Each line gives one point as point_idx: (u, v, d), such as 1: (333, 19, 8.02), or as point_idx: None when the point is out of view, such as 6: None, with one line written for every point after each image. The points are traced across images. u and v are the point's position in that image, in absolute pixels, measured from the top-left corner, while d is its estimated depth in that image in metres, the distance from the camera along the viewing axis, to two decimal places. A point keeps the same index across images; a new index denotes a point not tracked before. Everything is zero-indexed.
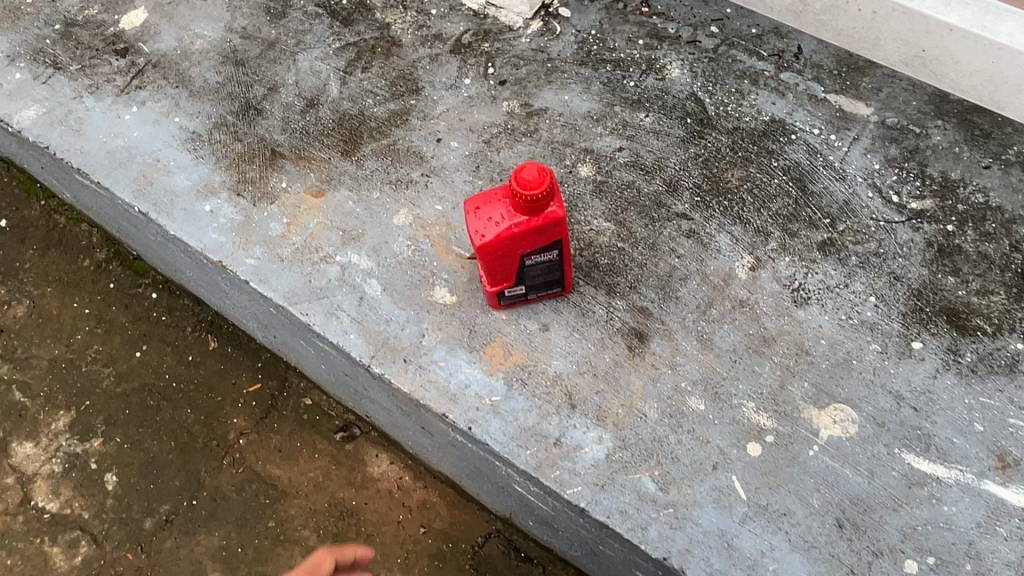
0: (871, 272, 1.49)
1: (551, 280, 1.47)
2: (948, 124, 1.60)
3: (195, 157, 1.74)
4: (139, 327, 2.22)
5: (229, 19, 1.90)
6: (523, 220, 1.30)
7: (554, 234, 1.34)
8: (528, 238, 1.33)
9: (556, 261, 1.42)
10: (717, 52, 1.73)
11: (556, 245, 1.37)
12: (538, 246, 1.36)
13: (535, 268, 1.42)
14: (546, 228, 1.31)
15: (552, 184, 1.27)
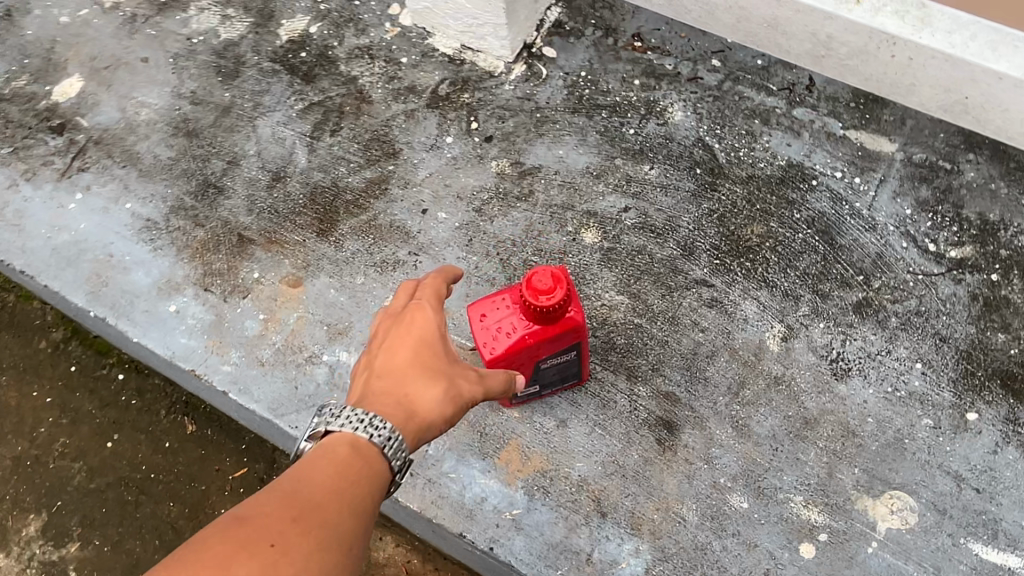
0: (914, 335, 1.36)
1: (567, 377, 1.32)
2: (981, 157, 1.46)
3: (153, 249, 1.55)
4: (107, 413, 1.92)
5: (175, 82, 1.70)
6: (538, 329, 1.15)
7: (572, 337, 1.19)
8: (543, 346, 1.18)
9: (573, 359, 1.28)
10: (721, 89, 1.57)
11: (574, 346, 1.23)
12: (554, 351, 1.21)
13: (551, 370, 1.27)
14: (564, 333, 1.17)
15: (569, 289, 1.12)
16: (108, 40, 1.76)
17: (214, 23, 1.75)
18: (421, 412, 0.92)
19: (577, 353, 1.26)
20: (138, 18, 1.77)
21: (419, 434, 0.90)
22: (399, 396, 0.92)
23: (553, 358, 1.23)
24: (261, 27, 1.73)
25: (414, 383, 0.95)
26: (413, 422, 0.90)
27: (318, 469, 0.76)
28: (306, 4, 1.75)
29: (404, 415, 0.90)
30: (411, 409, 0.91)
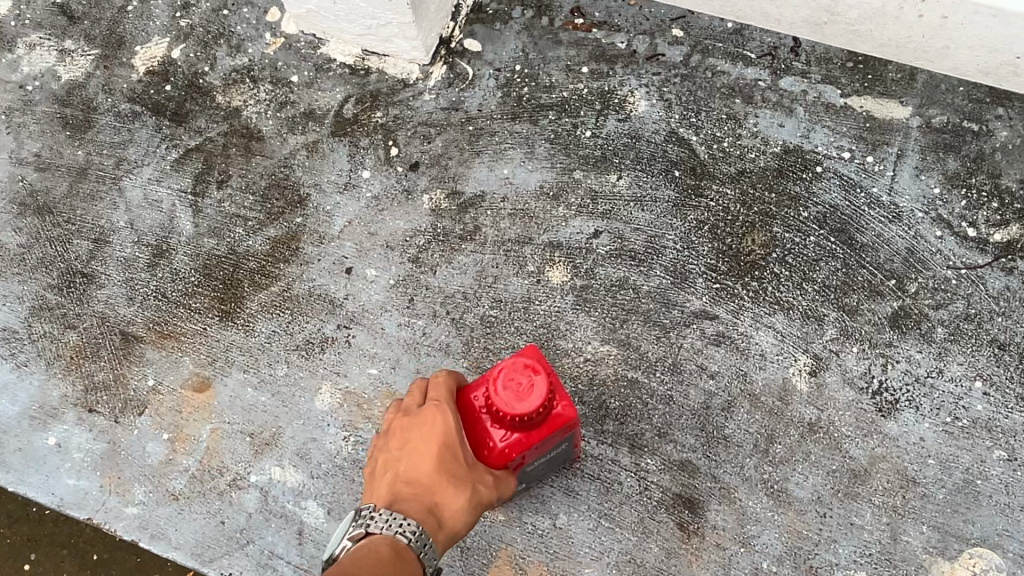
0: (968, 346, 1.12)
1: (557, 462, 1.03)
2: (1013, 110, 1.20)
3: (18, 367, 1.23)
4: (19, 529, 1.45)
5: (14, 145, 1.35)
6: (518, 442, 0.84)
7: (563, 435, 0.88)
8: (526, 458, 0.88)
9: (565, 447, 0.98)
10: (688, 66, 1.27)
11: (564, 441, 0.93)
12: (541, 453, 0.91)
13: (537, 466, 0.98)
14: (552, 437, 0.86)
15: (552, 390, 0.81)
16: None
17: (51, 61, 1.39)
18: (443, 522, 0.89)
19: (570, 440, 0.96)
20: None
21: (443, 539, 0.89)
22: (423, 509, 0.88)
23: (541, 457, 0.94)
24: (110, 58, 1.38)
25: (440, 493, 0.88)
26: (438, 536, 0.88)
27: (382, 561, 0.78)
28: (162, 20, 1.40)
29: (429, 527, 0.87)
30: (433, 521, 0.88)
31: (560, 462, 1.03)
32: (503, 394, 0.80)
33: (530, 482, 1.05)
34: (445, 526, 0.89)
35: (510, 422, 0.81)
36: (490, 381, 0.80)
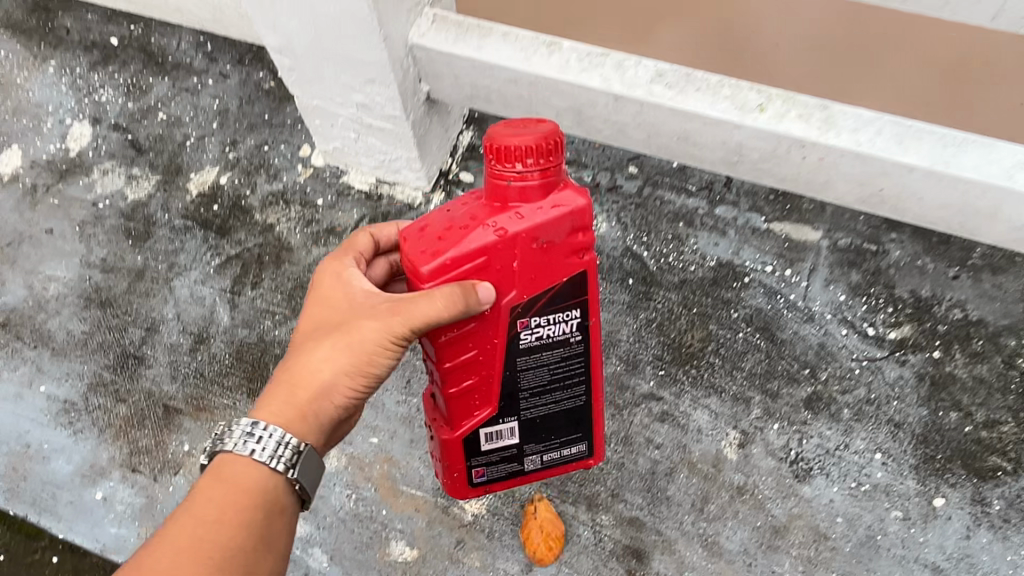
0: (869, 424, 1.34)
1: (572, 397, 0.98)
2: (905, 236, 1.47)
3: (74, 433, 1.46)
4: None
5: (84, 251, 1.63)
6: (520, 216, 0.81)
7: (574, 246, 0.84)
8: (528, 245, 0.82)
9: (579, 355, 0.94)
10: (642, 196, 1.56)
11: (577, 272, 0.86)
12: (549, 271, 0.85)
13: (546, 365, 0.93)
14: (560, 225, 0.82)
15: (559, 147, 0.81)
16: (10, 214, 1.70)
17: (120, 184, 1.70)
18: (302, 394, 0.86)
19: (586, 345, 0.93)
20: (40, 188, 1.71)
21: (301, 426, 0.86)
22: (292, 366, 0.87)
23: (543, 332, 0.90)
24: (169, 183, 1.69)
25: (304, 345, 0.88)
26: (297, 407, 0.86)
27: (226, 477, 0.80)
28: (214, 154, 1.71)
29: (282, 406, 0.85)
30: (292, 384, 0.86)
31: (575, 394, 0.98)
32: (506, 138, 0.80)
33: (534, 433, 0.99)
34: (304, 395, 0.86)
35: (509, 171, 0.80)
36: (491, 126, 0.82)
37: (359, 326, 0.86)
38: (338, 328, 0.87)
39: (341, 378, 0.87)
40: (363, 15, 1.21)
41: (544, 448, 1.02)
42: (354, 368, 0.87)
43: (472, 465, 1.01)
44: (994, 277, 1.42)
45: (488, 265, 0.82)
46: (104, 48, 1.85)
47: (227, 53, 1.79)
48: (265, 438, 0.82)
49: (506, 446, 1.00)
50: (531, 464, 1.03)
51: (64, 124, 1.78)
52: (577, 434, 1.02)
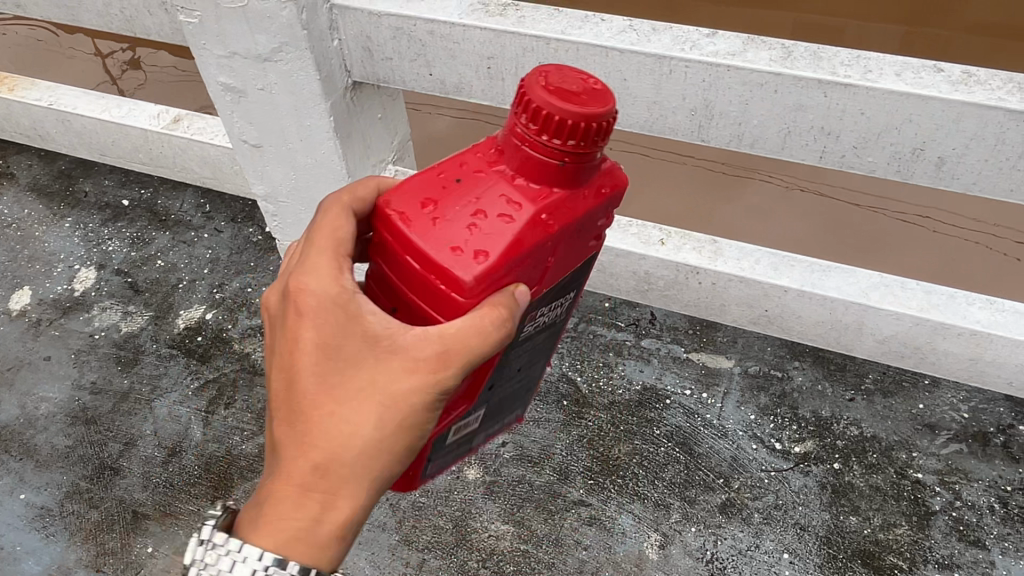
0: (777, 527, 1.46)
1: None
2: (806, 363, 1.69)
3: (45, 537, 1.56)
4: None
5: (76, 375, 1.81)
6: (565, 206, 0.79)
7: (598, 232, 0.87)
8: (573, 232, 0.82)
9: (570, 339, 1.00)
10: (577, 330, 1.78)
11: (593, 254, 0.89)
12: (576, 258, 0.86)
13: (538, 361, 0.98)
14: (599, 211, 0.83)
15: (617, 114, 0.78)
16: (13, 343, 1.88)
17: (116, 319, 1.90)
18: (328, 502, 0.80)
19: (566, 317, 0.98)
20: (43, 321, 1.91)
21: (329, 550, 0.82)
22: (307, 458, 0.80)
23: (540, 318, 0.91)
24: (160, 318, 1.90)
25: (320, 429, 0.80)
26: (333, 489, 0.80)
27: None
28: (202, 295, 1.94)
29: (294, 519, 0.80)
30: (314, 490, 0.80)
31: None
32: (566, 100, 0.74)
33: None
34: (335, 503, 0.81)
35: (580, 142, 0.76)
36: (529, 73, 0.77)
37: (391, 390, 0.79)
38: (361, 400, 0.80)
39: (380, 461, 0.81)
40: (334, 164, 1.49)
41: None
42: (390, 439, 0.80)
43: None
44: (885, 399, 1.62)
45: (531, 265, 0.79)
46: (116, 208, 2.16)
47: (223, 212, 2.13)
48: (236, 568, 0.80)
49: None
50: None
51: (72, 268, 2.02)
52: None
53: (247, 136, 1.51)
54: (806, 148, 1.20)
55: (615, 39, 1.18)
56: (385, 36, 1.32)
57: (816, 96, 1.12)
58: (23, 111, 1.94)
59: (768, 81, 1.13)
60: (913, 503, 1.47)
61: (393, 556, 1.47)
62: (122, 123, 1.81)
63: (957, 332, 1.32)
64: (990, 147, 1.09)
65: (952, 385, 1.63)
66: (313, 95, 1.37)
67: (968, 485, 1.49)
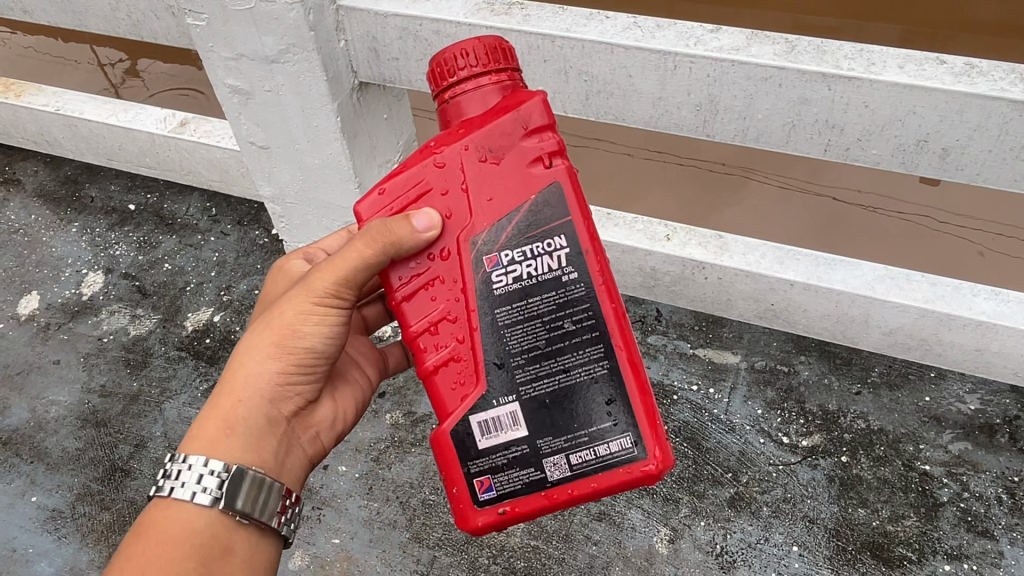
0: (786, 520, 1.47)
1: (589, 366, 0.93)
2: (812, 357, 1.69)
3: (57, 538, 1.56)
4: None
5: (86, 378, 1.82)
6: (460, 128, 0.92)
7: (533, 154, 0.92)
8: (471, 156, 0.92)
9: (579, 299, 0.93)
10: None
11: (546, 184, 0.93)
12: (509, 186, 0.92)
13: (538, 318, 0.93)
14: (505, 132, 0.91)
15: (493, 49, 0.92)
16: (22, 348, 1.89)
17: (124, 322, 1.91)
18: (233, 402, 0.97)
19: (586, 283, 0.92)
20: (52, 325, 1.92)
21: (232, 439, 0.96)
22: (231, 384, 0.98)
23: (525, 268, 0.93)
24: (168, 321, 1.91)
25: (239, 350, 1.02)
26: (239, 409, 0.97)
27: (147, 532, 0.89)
28: (209, 297, 1.95)
29: (216, 424, 0.96)
30: (221, 391, 0.98)
31: (591, 359, 0.93)
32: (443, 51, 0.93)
33: (546, 423, 0.93)
34: (233, 396, 0.97)
35: (447, 84, 0.93)
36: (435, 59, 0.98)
37: (280, 308, 1.00)
38: (262, 320, 1.01)
39: (269, 361, 0.99)
40: (341, 164, 1.50)
41: (565, 446, 0.93)
42: (278, 346, 0.99)
43: (471, 472, 0.94)
44: (891, 392, 1.63)
45: (428, 190, 0.94)
46: (122, 212, 2.17)
47: (229, 215, 2.14)
48: (183, 475, 0.91)
49: (512, 444, 0.94)
50: (559, 473, 0.93)
51: (80, 273, 2.03)
52: (609, 423, 0.92)
53: (255, 137, 1.52)
54: (812, 141, 1.21)
55: (620, 35, 1.19)
56: (391, 36, 1.33)
57: (821, 89, 1.13)
58: (30, 117, 1.95)
59: (773, 76, 1.14)
60: (921, 494, 1.48)
61: (404, 554, 1.48)
62: (129, 127, 1.83)
63: (962, 324, 1.33)
64: (993, 138, 1.10)
65: (958, 378, 1.64)
66: (321, 96, 1.38)
67: (975, 476, 1.50)
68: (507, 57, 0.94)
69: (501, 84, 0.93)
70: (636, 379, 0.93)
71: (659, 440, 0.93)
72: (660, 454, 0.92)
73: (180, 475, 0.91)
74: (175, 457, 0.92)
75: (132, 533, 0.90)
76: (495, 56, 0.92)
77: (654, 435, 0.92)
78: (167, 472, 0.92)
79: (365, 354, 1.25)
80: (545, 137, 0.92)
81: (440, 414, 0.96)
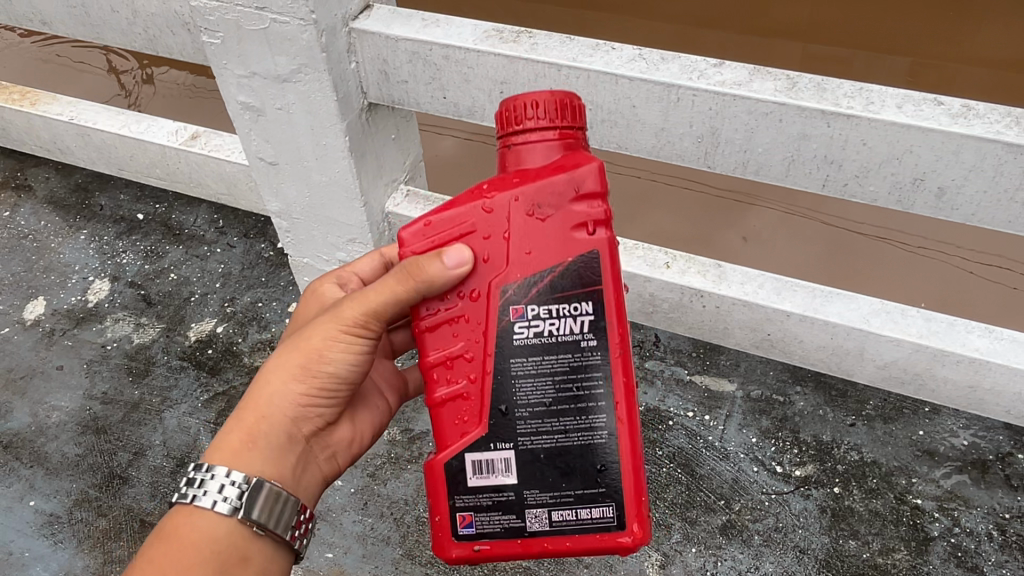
0: (777, 549, 1.47)
1: (589, 430, 0.95)
2: (807, 388, 1.71)
3: (53, 543, 1.57)
4: None
5: (88, 385, 1.83)
6: (514, 178, 0.94)
7: (579, 218, 0.93)
8: (519, 207, 0.92)
9: (595, 367, 0.95)
10: None
11: (586, 251, 0.93)
12: (549, 244, 0.93)
13: (552, 375, 0.95)
14: (554, 188, 0.92)
15: (568, 106, 0.95)
16: (26, 352, 1.91)
17: (128, 330, 1.94)
18: (256, 416, 1.00)
19: (603, 354, 0.94)
20: (57, 331, 1.94)
21: (251, 452, 0.99)
22: (256, 399, 1.01)
23: (550, 327, 0.94)
24: (171, 331, 1.93)
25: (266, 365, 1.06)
26: (256, 425, 1.00)
27: (170, 535, 0.93)
28: (213, 308, 1.97)
29: (239, 439, 0.99)
30: (243, 403, 1.02)
31: (592, 424, 0.95)
32: (516, 98, 0.96)
33: (537, 476, 0.96)
34: (253, 410, 1.00)
35: (510, 131, 0.96)
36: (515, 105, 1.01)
37: (310, 329, 1.03)
38: (291, 340, 1.04)
39: (291, 383, 1.01)
40: (348, 182, 1.53)
41: (552, 501, 0.96)
42: (303, 368, 1.01)
43: (456, 506, 0.98)
44: (885, 425, 1.65)
45: (472, 231, 0.94)
46: (131, 221, 2.20)
47: (236, 228, 2.17)
48: (205, 483, 0.94)
49: (500, 488, 0.97)
50: (538, 526, 0.97)
51: (87, 280, 2.06)
52: (598, 489, 0.96)
53: (264, 153, 1.55)
54: (810, 176, 1.23)
55: (625, 67, 1.22)
56: (401, 59, 1.36)
57: (821, 126, 1.15)
58: (43, 125, 1.99)
59: (774, 111, 1.16)
60: (912, 528, 1.49)
61: (397, 570, 1.49)
62: (141, 139, 1.86)
63: (955, 359, 1.35)
64: (988, 179, 1.12)
65: (953, 413, 1.65)
66: (330, 116, 1.41)
67: (968, 512, 1.50)
68: (577, 117, 0.96)
69: (564, 142, 0.95)
70: (632, 452, 0.95)
71: (639, 516, 0.96)
72: (639, 530, 0.96)
73: (203, 484, 0.94)
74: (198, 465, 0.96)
75: (154, 536, 0.93)
76: (556, 115, 0.95)
77: (634, 506, 0.95)
78: (191, 481, 0.94)
79: (390, 379, 1.27)
80: (593, 202, 0.93)
81: (439, 440, 0.99)
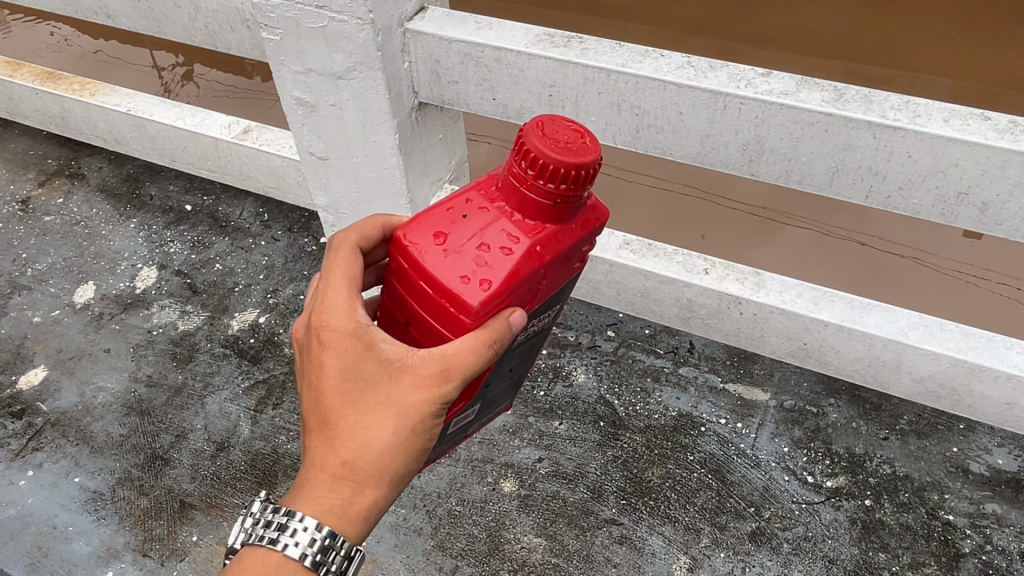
0: (805, 558, 1.48)
1: (522, 369, 1.15)
2: (841, 401, 1.72)
3: (96, 519, 1.62)
4: None
5: (134, 368, 1.89)
6: (555, 237, 0.91)
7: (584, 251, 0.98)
8: (557, 261, 0.92)
9: (544, 335, 1.10)
10: (617, 354, 1.84)
11: (576, 271, 1.00)
12: (559, 278, 0.97)
13: (521, 352, 1.07)
14: (581, 239, 0.94)
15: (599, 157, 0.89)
16: (75, 334, 1.97)
17: (174, 317, 1.99)
18: (368, 489, 0.93)
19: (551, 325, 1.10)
20: (105, 315, 2.00)
21: (362, 523, 0.94)
22: (364, 472, 0.92)
23: (535, 324, 1.03)
24: (215, 319, 1.98)
25: (349, 425, 0.92)
26: (368, 497, 0.93)
27: None
28: (256, 298, 2.02)
29: (354, 513, 0.92)
30: (350, 476, 0.92)
31: (525, 366, 1.15)
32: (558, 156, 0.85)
33: (481, 410, 1.15)
34: (369, 487, 0.93)
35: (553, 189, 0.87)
36: (526, 125, 0.88)
37: (415, 399, 0.92)
38: (389, 406, 0.92)
39: (400, 453, 0.93)
40: (395, 179, 1.56)
41: (483, 417, 1.18)
42: (412, 438, 0.93)
43: (433, 452, 1.12)
44: (919, 440, 1.65)
45: (526, 290, 0.91)
46: (179, 212, 2.26)
47: (280, 221, 2.22)
48: (297, 534, 0.90)
49: (461, 427, 1.14)
50: (470, 431, 1.19)
51: (135, 267, 2.12)
52: (510, 397, 1.20)
53: (315, 148, 1.60)
54: (853, 187, 1.25)
55: (674, 73, 1.24)
56: (454, 60, 1.39)
57: (866, 137, 1.17)
58: (100, 114, 2.05)
59: (820, 121, 1.18)
60: (943, 544, 1.49)
61: (428, 561, 1.52)
62: (195, 131, 1.92)
63: (993, 375, 1.35)
64: None
65: (987, 431, 1.65)
66: (382, 113, 1.44)
67: (999, 531, 1.50)
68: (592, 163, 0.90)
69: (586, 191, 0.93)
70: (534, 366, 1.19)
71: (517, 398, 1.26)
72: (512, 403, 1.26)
73: (294, 532, 0.90)
74: (291, 515, 0.91)
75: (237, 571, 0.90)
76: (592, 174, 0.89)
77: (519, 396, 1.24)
78: (281, 526, 0.91)
79: None
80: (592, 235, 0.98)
81: None
